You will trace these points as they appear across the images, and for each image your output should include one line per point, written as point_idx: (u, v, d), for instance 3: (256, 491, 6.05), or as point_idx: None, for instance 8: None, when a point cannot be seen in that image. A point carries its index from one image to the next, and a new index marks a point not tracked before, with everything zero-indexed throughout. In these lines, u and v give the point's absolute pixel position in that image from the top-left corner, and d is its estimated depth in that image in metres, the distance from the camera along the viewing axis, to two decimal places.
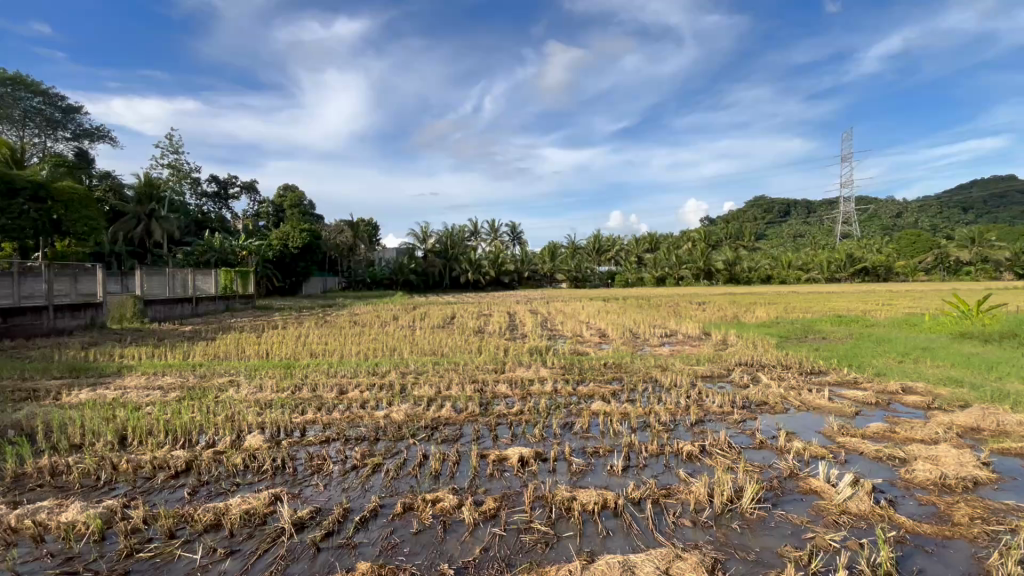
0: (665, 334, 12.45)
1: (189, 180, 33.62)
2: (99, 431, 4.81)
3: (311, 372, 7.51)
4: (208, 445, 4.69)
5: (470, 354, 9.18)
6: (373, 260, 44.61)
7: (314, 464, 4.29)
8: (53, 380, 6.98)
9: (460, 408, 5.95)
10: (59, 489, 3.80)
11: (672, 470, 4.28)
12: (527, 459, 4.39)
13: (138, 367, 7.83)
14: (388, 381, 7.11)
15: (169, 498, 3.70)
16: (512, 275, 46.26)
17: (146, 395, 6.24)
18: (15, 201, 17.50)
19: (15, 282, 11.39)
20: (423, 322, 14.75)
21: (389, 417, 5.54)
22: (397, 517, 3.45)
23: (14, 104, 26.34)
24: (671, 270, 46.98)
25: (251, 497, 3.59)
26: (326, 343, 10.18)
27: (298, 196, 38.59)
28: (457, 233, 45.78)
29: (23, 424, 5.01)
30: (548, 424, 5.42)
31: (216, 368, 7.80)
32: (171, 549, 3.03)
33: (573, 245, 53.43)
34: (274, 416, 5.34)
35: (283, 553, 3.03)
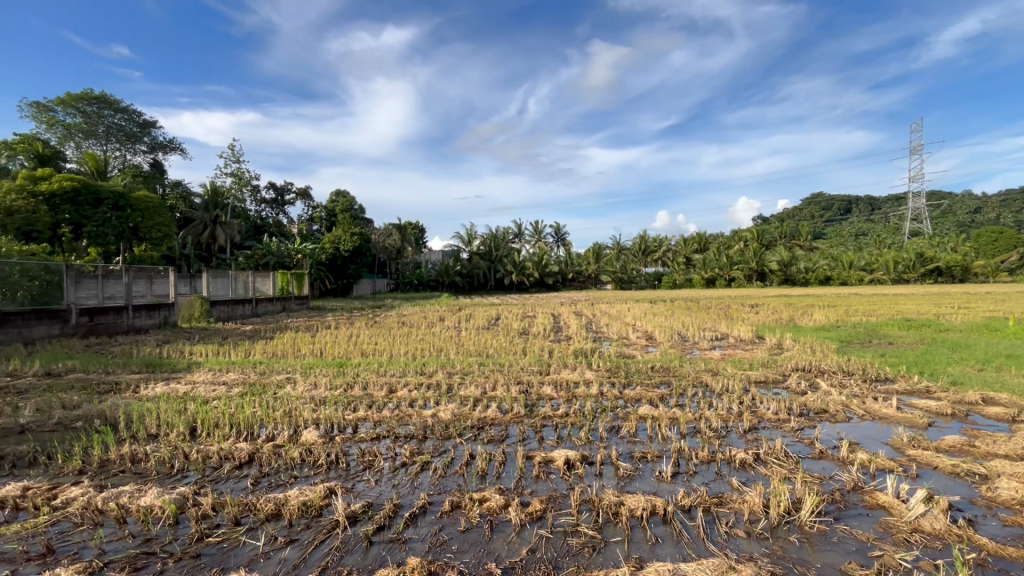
0: (715, 337, 12.06)
1: (250, 187, 35.59)
2: (172, 422, 5.18)
3: (362, 371, 7.78)
4: (268, 438, 4.95)
5: (515, 356, 9.23)
6: (421, 262, 45.63)
7: (365, 460, 4.44)
8: (131, 374, 7.56)
9: (505, 409, 5.99)
10: (138, 475, 4.12)
11: (724, 478, 4.13)
12: (573, 462, 4.38)
13: (205, 363, 8.38)
14: (436, 381, 7.26)
15: (234, 487, 3.93)
16: (556, 276, 46.14)
17: (213, 389, 6.68)
18: (100, 209, 19.29)
19: (100, 283, 12.46)
20: (468, 323, 14.96)
21: (436, 417, 5.65)
22: (444, 515, 3.52)
23: (99, 120, 28.95)
24: (721, 270, 45.35)
25: (308, 489, 3.76)
26: (375, 343, 10.52)
27: (349, 201, 40.04)
28: (501, 235, 46.15)
29: (107, 415, 5.47)
30: (594, 427, 5.37)
31: (275, 366, 8.23)
32: (237, 536, 3.22)
33: (618, 246, 52.62)
34: (328, 413, 5.57)
35: (338, 544, 3.15)
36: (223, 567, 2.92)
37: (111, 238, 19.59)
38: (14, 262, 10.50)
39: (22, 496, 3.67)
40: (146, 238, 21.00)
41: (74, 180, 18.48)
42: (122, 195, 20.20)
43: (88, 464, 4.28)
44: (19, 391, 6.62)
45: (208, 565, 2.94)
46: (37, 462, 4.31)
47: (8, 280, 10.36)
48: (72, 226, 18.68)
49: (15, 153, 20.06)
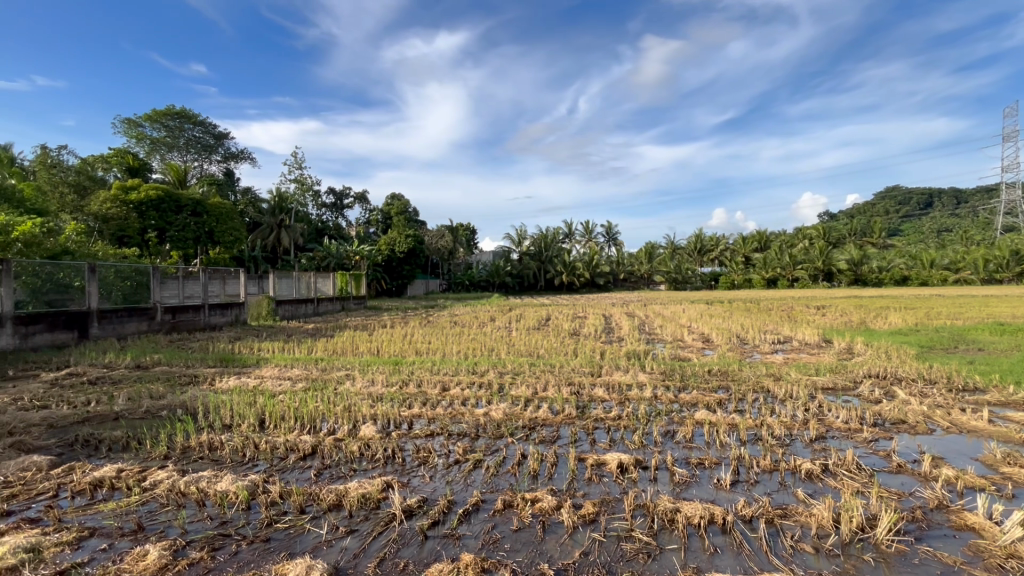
0: (778, 341, 11.48)
1: (311, 192, 37.44)
2: (243, 414, 5.54)
3: (416, 369, 8.00)
4: (330, 432, 5.19)
5: (566, 356, 9.19)
6: (472, 263, 46.34)
7: (420, 456, 4.56)
8: (208, 368, 8.15)
9: (556, 411, 5.97)
10: (215, 462, 4.44)
11: (788, 489, 3.92)
12: (626, 466, 4.30)
13: (272, 359, 8.90)
14: (487, 380, 7.35)
15: (299, 476, 4.15)
16: (608, 276, 45.54)
17: (280, 384, 7.09)
18: (181, 215, 20.93)
19: (181, 284, 13.54)
20: (518, 324, 15.03)
21: (488, 416, 5.72)
22: (497, 514, 3.55)
23: (180, 133, 31.43)
24: (784, 270, 43.06)
25: (366, 483, 3.91)
26: (429, 342, 10.78)
27: (404, 204, 41.23)
28: (552, 236, 46.07)
29: (188, 405, 5.93)
30: (648, 432, 5.24)
31: (336, 363, 8.61)
32: (302, 523, 3.39)
33: (671, 246, 51.26)
34: (385, 409, 5.77)
35: (395, 537, 3.26)
36: (291, 552, 3.09)
37: (190, 241, 21.25)
38: (110, 265, 11.50)
39: (117, 476, 4.04)
40: (220, 241, 22.54)
41: (158, 189, 20.07)
42: (200, 202, 21.61)
43: (172, 450, 4.65)
44: (114, 382, 7.30)
45: (277, 548, 3.12)
46: (129, 446, 4.74)
47: (105, 281, 11.39)
48: (157, 232, 20.41)
49: (111, 165, 22.07)
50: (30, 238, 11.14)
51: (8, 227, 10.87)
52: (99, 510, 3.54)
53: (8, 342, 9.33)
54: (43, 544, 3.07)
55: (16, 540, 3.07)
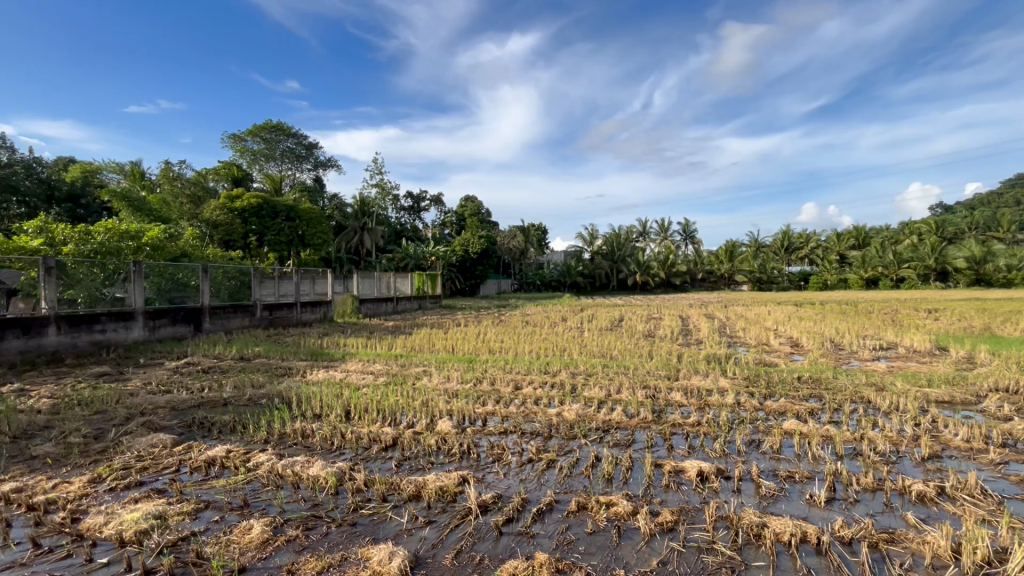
0: (880, 347, 10.41)
1: (391, 196, 39.32)
2: (332, 405, 5.93)
3: (490, 367, 8.15)
4: (409, 425, 5.42)
5: (641, 358, 8.94)
6: (544, 262, 46.42)
7: (495, 453, 4.65)
8: (301, 361, 8.84)
9: (631, 414, 5.81)
10: (307, 448, 4.79)
11: (896, 512, 3.53)
12: (707, 475, 4.10)
13: (356, 354, 9.48)
14: (560, 381, 7.31)
15: (381, 466, 4.38)
16: (684, 276, 43.83)
17: (364, 378, 7.54)
18: (277, 220, 22.80)
19: (277, 283, 14.78)
20: (591, 324, 14.85)
21: (561, 416, 5.70)
22: (571, 515, 3.53)
23: (276, 145, 34.36)
24: (887, 269, 39.03)
25: (443, 476, 4.05)
26: (502, 341, 10.95)
27: (477, 205, 42.15)
28: (625, 235, 45.06)
29: (285, 394, 6.47)
30: (731, 440, 4.96)
31: (414, 359, 8.99)
32: (384, 511, 3.57)
33: (755, 245, 48.29)
34: (461, 405, 5.93)
35: (471, 531, 3.33)
36: (375, 537, 3.25)
37: (285, 244, 23.09)
38: (219, 266, 12.76)
39: (226, 457, 4.48)
40: (311, 243, 24.24)
41: (258, 197, 22.01)
42: (293, 208, 23.33)
43: (271, 435, 5.10)
44: (223, 371, 8.12)
45: (363, 533, 3.30)
46: (236, 430, 5.25)
47: (216, 281, 12.69)
48: (258, 236, 22.44)
49: (220, 177, 24.59)
50: (156, 243, 12.73)
51: (140, 233, 12.53)
52: (212, 486, 3.95)
53: (139, 333, 10.67)
54: (168, 513, 3.47)
55: (146, 507, 3.50)
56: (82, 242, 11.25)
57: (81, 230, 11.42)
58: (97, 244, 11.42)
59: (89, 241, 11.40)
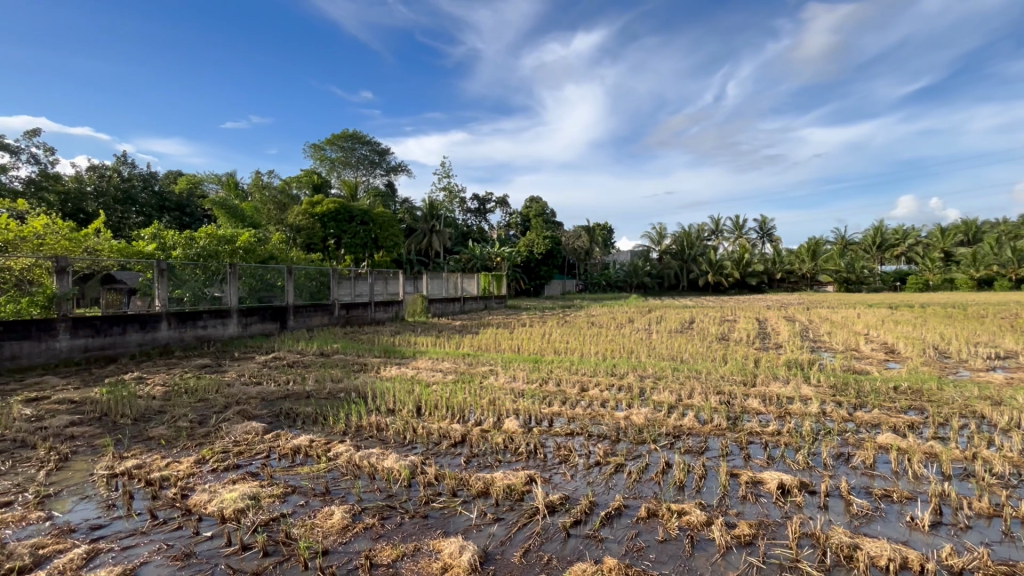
0: (996, 355, 9.24)
1: (458, 198, 40.31)
2: (404, 401, 6.18)
3: (556, 368, 8.13)
4: (476, 422, 5.54)
5: (714, 362, 8.56)
6: (610, 262, 45.60)
7: (561, 454, 4.63)
8: (375, 358, 9.30)
9: (703, 420, 5.57)
10: (382, 441, 5.04)
11: (1018, 542, 3.13)
12: (789, 488, 3.85)
13: (426, 352, 9.81)
14: (627, 383, 7.15)
15: (451, 462, 4.50)
16: (761, 276, 41.38)
17: (433, 375, 7.79)
18: (353, 224, 24.09)
19: (353, 283, 15.61)
20: (660, 326, 14.40)
21: (629, 420, 5.57)
22: (641, 521, 3.45)
23: (352, 152, 36.41)
24: (1003, 268, 34.55)
25: (511, 475, 4.10)
26: (568, 341, 10.90)
27: (542, 206, 42.18)
28: (696, 234, 43.26)
29: (361, 389, 6.84)
30: (816, 452, 4.62)
31: (481, 358, 9.16)
32: (454, 506, 3.67)
33: (842, 243, 44.64)
34: (527, 405, 5.97)
35: (539, 530, 3.35)
36: (445, 530, 3.35)
37: (360, 247, 24.34)
38: (302, 269, 13.68)
39: (310, 446, 4.81)
40: (384, 246, 25.33)
41: (336, 202, 23.46)
42: (367, 212, 24.51)
43: (349, 427, 5.40)
44: (306, 365, 8.71)
45: (434, 526, 3.41)
46: (318, 421, 5.61)
47: (299, 282, 13.60)
48: (335, 239, 23.85)
49: (303, 184, 26.38)
50: (248, 247, 13.87)
51: (235, 238, 13.73)
52: (299, 472, 4.25)
53: (234, 329, 11.69)
54: (261, 494, 3.78)
55: (242, 488, 3.83)
56: (187, 247, 12.49)
57: (187, 236, 12.70)
58: (200, 247, 12.68)
59: (193, 245, 12.66)
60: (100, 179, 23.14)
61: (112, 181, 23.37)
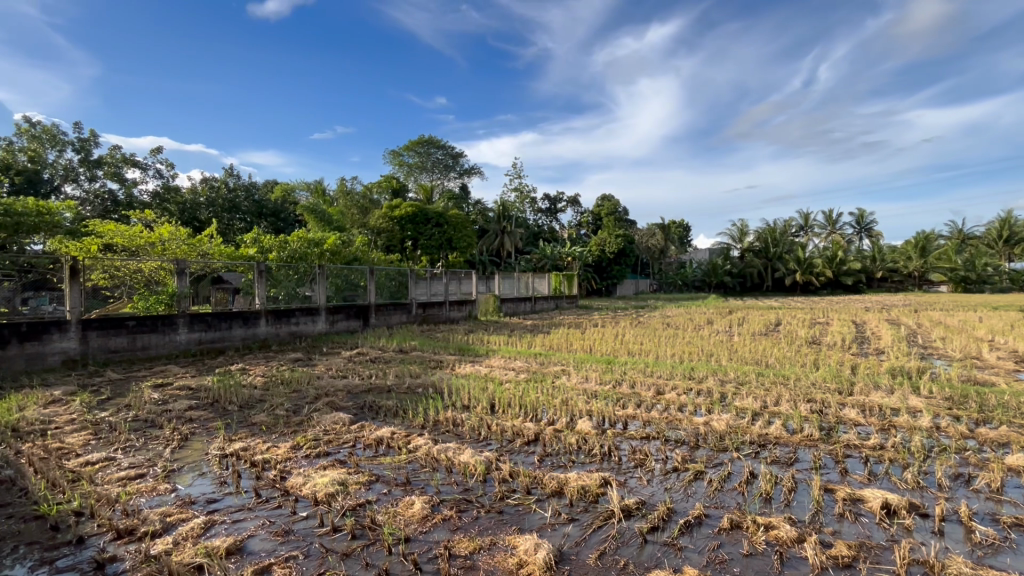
0: None
1: (529, 199, 40.53)
2: (478, 398, 6.34)
3: (630, 370, 7.94)
4: (549, 421, 5.56)
5: (804, 368, 7.95)
6: (687, 261, 43.77)
7: (637, 458, 4.52)
8: (450, 355, 9.59)
9: (792, 430, 5.20)
10: (458, 436, 5.20)
11: None
12: (896, 508, 3.49)
13: (498, 351, 9.97)
14: (706, 387, 6.83)
15: (524, 459, 4.55)
16: (858, 276, 37.80)
17: (506, 373, 7.91)
18: (428, 226, 25.01)
19: (429, 283, 16.21)
20: (742, 328, 13.58)
21: (709, 426, 5.31)
22: (723, 532, 3.28)
23: (428, 157, 37.79)
24: None
25: (585, 476, 4.07)
26: (642, 342, 10.62)
27: (615, 204, 41.32)
28: (782, 230, 40.39)
29: (437, 385, 7.10)
30: (928, 471, 4.15)
31: (552, 358, 9.15)
32: (529, 503, 3.71)
33: (958, 237, 39.64)
34: (600, 407, 5.89)
35: (614, 534, 3.29)
36: (520, 527, 3.39)
37: (435, 248, 25.21)
38: (382, 270, 14.41)
39: (391, 437, 5.06)
40: (457, 247, 26.02)
41: (413, 206, 24.49)
42: (442, 214, 25.34)
43: (427, 421, 5.63)
44: (386, 361, 9.18)
45: (509, 521, 3.47)
46: (398, 414, 5.90)
47: (380, 281, 14.34)
48: (412, 241, 24.89)
49: (382, 189, 27.78)
50: (334, 249, 14.84)
51: (323, 241, 14.73)
52: (382, 462, 4.50)
53: (322, 326, 12.55)
54: (348, 480, 4.04)
55: (333, 474, 4.12)
56: (281, 249, 13.68)
57: (280, 240, 13.85)
58: (291, 250, 13.82)
59: (285, 248, 13.81)
60: (211, 190, 25.84)
61: (220, 192, 26.00)
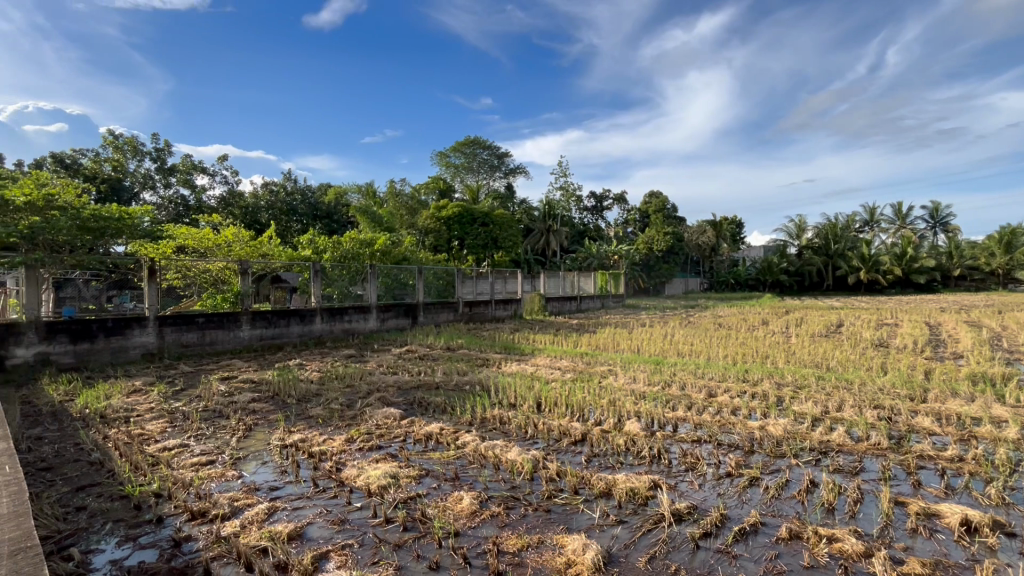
0: None
1: (575, 197, 40.19)
2: (524, 396, 6.37)
3: (679, 371, 7.73)
4: (597, 421, 5.51)
5: (870, 372, 7.47)
6: (739, 259, 42.10)
7: (687, 461, 4.41)
8: (496, 354, 9.68)
9: (857, 437, 4.90)
10: (504, 433, 5.24)
11: None
12: (978, 526, 3.22)
13: (544, 350, 9.97)
14: (761, 390, 6.55)
15: (572, 459, 4.53)
16: (931, 274, 35.07)
17: (552, 372, 7.90)
18: (474, 226, 25.34)
19: (475, 282, 16.41)
20: (800, 329, 12.91)
21: (765, 430, 5.09)
22: (781, 542, 3.15)
23: (474, 157, 38.24)
24: None
25: (634, 478, 4.01)
26: (692, 343, 10.32)
27: (663, 200, 40.25)
28: (844, 226, 38.13)
29: (484, 383, 7.19)
30: (1014, 486, 3.81)
31: (599, 357, 9.05)
32: (576, 503, 3.69)
33: None
34: (649, 408, 5.78)
35: (664, 538, 3.23)
36: (568, 526, 3.38)
37: (482, 248, 25.49)
38: (430, 269, 14.71)
39: (440, 433, 5.17)
40: (503, 246, 26.23)
41: (460, 206, 24.88)
42: (488, 214, 25.62)
43: (474, 418, 5.71)
44: (435, 358, 9.39)
45: (557, 520, 3.47)
46: (447, 411, 6.02)
47: (428, 281, 14.65)
48: (459, 241, 25.29)
49: (430, 190, 28.37)
50: (384, 249, 15.29)
51: (374, 242, 15.21)
52: (431, 457, 4.60)
53: (374, 323, 12.97)
54: (400, 474, 4.16)
55: (385, 467, 4.25)
56: (335, 249, 14.25)
57: (334, 241, 14.43)
58: (344, 250, 14.38)
59: (338, 248, 14.39)
60: (271, 195, 27.28)
61: (279, 196, 27.39)
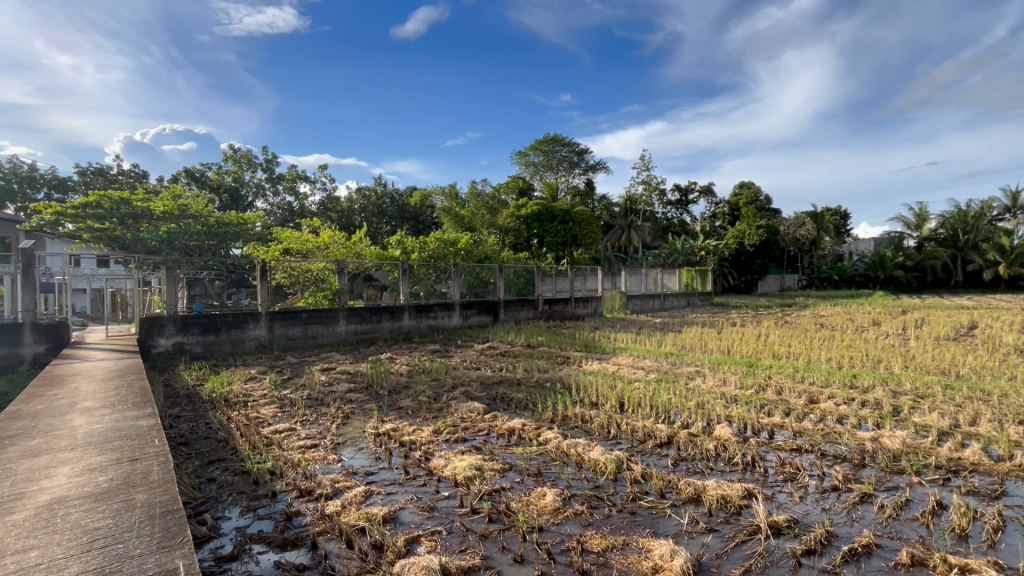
0: None
1: (657, 191, 38.72)
2: (606, 395, 6.26)
3: (775, 374, 7.20)
4: (684, 424, 5.28)
5: (1012, 381, 6.47)
6: (845, 254, 38.28)
7: (786, 470, 4.10)
8: (576, 352, 9.61)
9: (996, 456, 4.27)
10: (586, 432, 5.19)
11: None
12: None
13: (626, 349, 9.73)
14: (874, 398, 5.92)
15: (657, 462, 4.39)
16: None
17: (635, 372, 7.69)
18: (553, 223, 25.33)
19: (554, 280, 16.40)
20: (921, 331, 11.46)
21: (878, 443, 4.59)
22: (901, 567, 2.83)
23: (554, 155, 38.08)
24: None
25: (726, 485, 3.80)
26: (790, 344, 9.56)
27: (755, 192, 37.53)
28: (978, 213, 33.27)
29: (565, 381, 7.16)
30: None
31: (685, 358, 8.66)
32: (663, 507, 3.57)
33: None
34: (741, 412, 5.44)
35: (761, 551, 3.03)
36: (655, 531, 3.28)
37: (561, 245, 25.41)
38: (511, 267, 14.92)
39: (522, 429, 5.24)
40: (583, 243, 26.00)
41: (539, 204, 24.99)
42: (568, 212, 25.50)
43: (555, 416, 5.72)
44: (516, 355, 9.52)
45: (643, 523, 3.38)
46: (528, 407, 6.08)
47: (508, 279, 14.88)
48: (539, 238, 25.41)
49: (510, 189, 28.76)
50: (467, 249, 15.75)
51: (456, 241, 15.71)
52: (514, 452, 4.68)
53: (457, 320, 13.40)
54: (484, 466, 4.27)
55: (470, 459, 4.39)
56: (421, 249, 14.92)
57: (420, 241, 15.10)
58: (430, 250, 14.99)
59: (424, 248, 15.03)
60: (363, 199, 29.11)
61: (370, 200, 29.14)
